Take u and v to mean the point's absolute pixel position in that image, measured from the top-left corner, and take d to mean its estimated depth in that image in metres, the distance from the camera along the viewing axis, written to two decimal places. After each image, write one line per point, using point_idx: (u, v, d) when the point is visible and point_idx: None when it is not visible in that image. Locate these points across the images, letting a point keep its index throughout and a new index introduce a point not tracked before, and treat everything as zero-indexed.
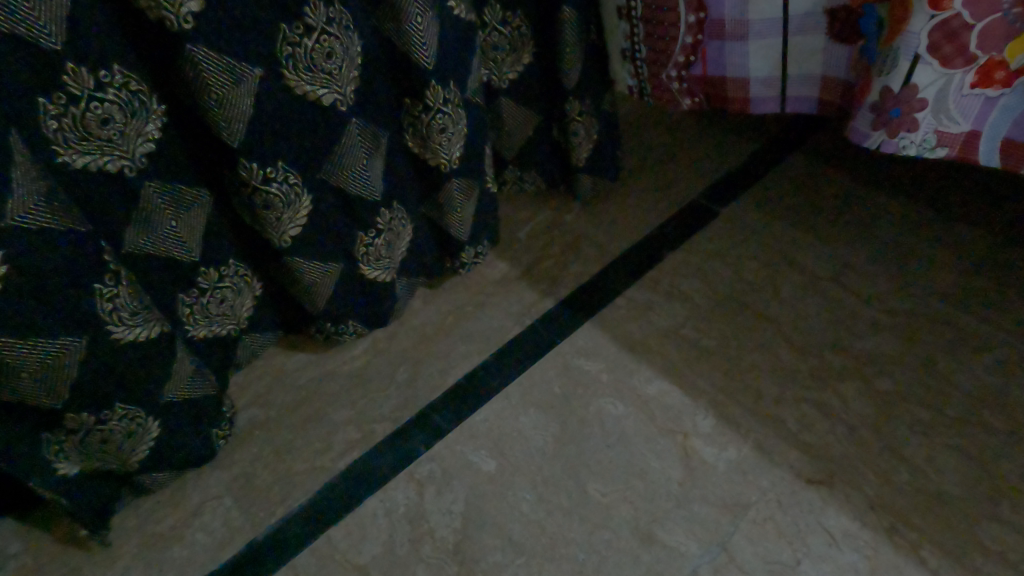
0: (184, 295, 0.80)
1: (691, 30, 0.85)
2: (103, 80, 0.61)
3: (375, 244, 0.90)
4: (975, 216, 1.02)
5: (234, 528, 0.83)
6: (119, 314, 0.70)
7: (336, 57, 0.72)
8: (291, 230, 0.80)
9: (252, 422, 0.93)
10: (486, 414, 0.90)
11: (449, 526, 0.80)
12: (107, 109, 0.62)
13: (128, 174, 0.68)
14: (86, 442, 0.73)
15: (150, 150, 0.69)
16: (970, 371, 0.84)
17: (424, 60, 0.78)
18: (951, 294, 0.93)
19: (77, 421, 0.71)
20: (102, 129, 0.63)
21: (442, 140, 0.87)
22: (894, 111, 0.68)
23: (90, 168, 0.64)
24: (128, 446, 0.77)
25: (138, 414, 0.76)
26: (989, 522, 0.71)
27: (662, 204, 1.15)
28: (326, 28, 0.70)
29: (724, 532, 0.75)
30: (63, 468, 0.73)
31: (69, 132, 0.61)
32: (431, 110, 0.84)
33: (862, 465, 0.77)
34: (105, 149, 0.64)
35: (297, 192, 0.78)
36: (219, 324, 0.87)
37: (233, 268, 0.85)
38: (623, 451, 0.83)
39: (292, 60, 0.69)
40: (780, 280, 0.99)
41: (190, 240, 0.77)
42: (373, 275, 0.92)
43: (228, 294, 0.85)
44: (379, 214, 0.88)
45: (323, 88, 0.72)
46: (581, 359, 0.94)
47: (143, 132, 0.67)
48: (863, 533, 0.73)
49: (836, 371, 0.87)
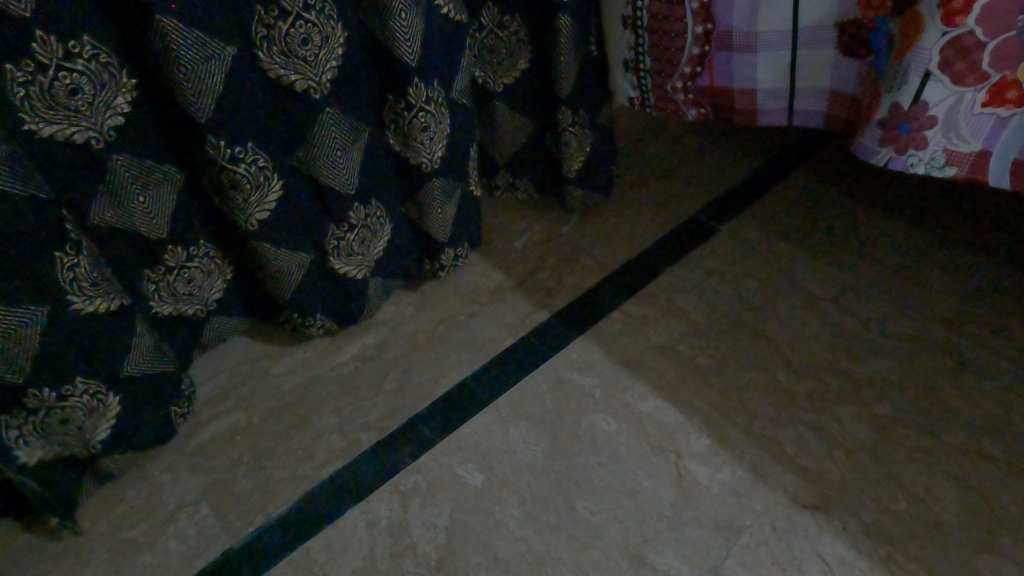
0: (150, 271, 0.81)
1: (697, 40, 0.84)
2: (72, 50, 0.60)
3: (347, 239, 0.89)
4: (978, 241, 1.01)
5: (208, 536, 0.80)
6: (79, 286, 0.69)
7: (312, 44, 0.71)
8: (256, 214, 0.79)
9: (233, 426, 0.91)
10: (474, 426, 0.87)
11: (431, 541, 0.77)
12: (75, 81, 0.61)
13: (94, 146, 0.67)
14: (46, 424, 0.71)
15: (120, 124, 0.68)
16: (971, 399, 0.82)
17: (406, 57, 0.77)
18: (949, 318, 0.91)
19: (36, 400, 0.70)
20: (70, 99, 0.62)
21: (423, 138, 0.86)
22: (902, 127, 0.67)
23: (58, 137, 0.63)
24: (90, 427, 0.75)
25: (98, 389, 0.75)
26: (989, 554, 0.69)
27: (660, 217, 1.13)
28: (301, 12, 0.68)
29: (716, 555, 0.72)
30: (23, 456, 0.71)
31: (36, 101, 0.60)
32: (412, 108, 0.83)
33: (859, 491, 0.75)
34: (73, 119, 0.63)
35: (264, 176, 0.77)
36: (187, 305, 0.87)
37: (203, 248, 0.85)
38: (615, 470, 0.80)
39: (267, 43, 0.68)
40: (778, 299, 0.97)
41: (157, 218, 0.77)
42: (344, 270, 0.91)
43: (194, 275, 0.85)
44: (352, 208, 0.87)
45: (295, 73, 0.71)
46: (574, 373, 0.91)
47: (113, 105, 0.66)
48: (860, 561, 0.70)
49: (835, 395, 0.84)
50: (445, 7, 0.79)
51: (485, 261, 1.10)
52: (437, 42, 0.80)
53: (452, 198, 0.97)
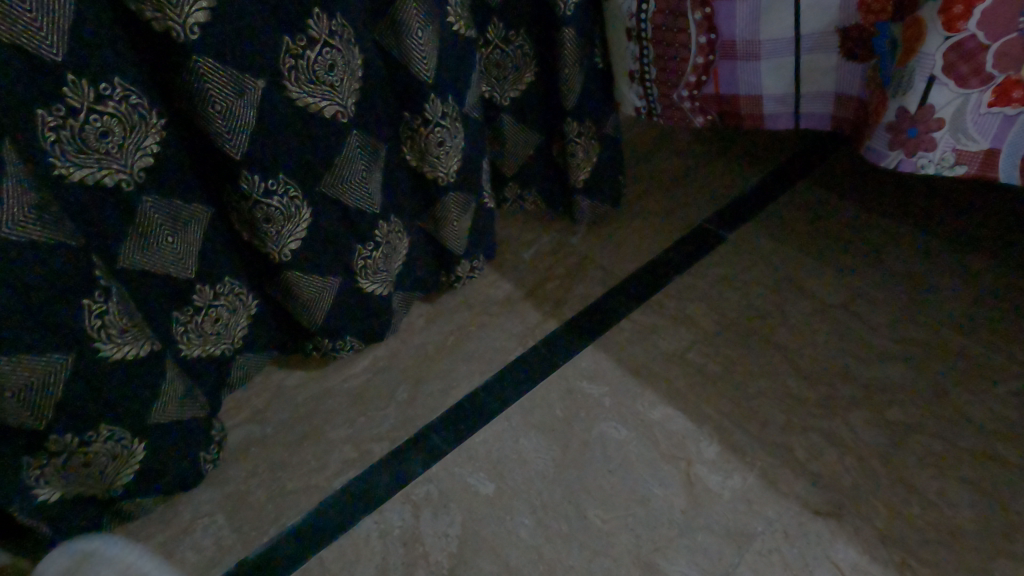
0: (179, 313, 0.81)
1: (702, 50, 0.85)
2: (102, 92, 0.61)
3: (373, 257, 0.90)
4: (993, 243, 1.00)
5: (224, 546, 0.81)
6: (107, 332, 0.68)
7: (337, 70, 0.73)
8: (290, 245, 0.81)
9: (248, 437, 0.92)
10: (485, 436, 0.88)
11: (444, 550, 0.77)
12: (106, 122, 0.62)
13: (125, 188, 0.67)
14: (69, 466, 0.71)
15: (150, 163, 0.69)
16: (984, 404, 0.81)
17: (421, 73, 0.80)
18: (961, 325, 0.90)
19: (57, 444, 0.69)
20: (100, 142, 0.63)
21: (437, 153, 0.88)
22: (911, 131, 0.67)
23: (88, 181, 0.64)
24: (112, 469, 0.75)
25: (122, 434, 0.73)
26: (1003, 558, 0.68)
27: (670, 226, 1.14)
28: (328, 40, 0.71)
29: (728, 563, 0.72)
30: (43, 494, 0.71)
31: (67, 145, 0.61)
32: (430, 124, 0.85)
33: (871, 498, 0.75)
34: (102, 162, 0.64)
35: (297, 207, 0.78)
36: (216, 345, 0.87)
37: (229, 286, 0.85)
38: (626, 478, 0.81)
39: (294, 72, 0.70)
40: (788, 306, 0.97)
41: (185, 259, 0.78)
42: (369, 288, 0.92)
43: (222, 313, 0.86)
44: (378, 225, 0.89)
45: (325, 99, 0.73)
46: (583, 382, 0.92)
47: (142, 147, 0.67)
48: (873, 567, 0.70)
49: (847, 402, 0.84)
50: (455, 23, 0.80)
51: (495, 272, 1.11)
52: (449, 58, 0.82)
53: (467, 211, 0.99)
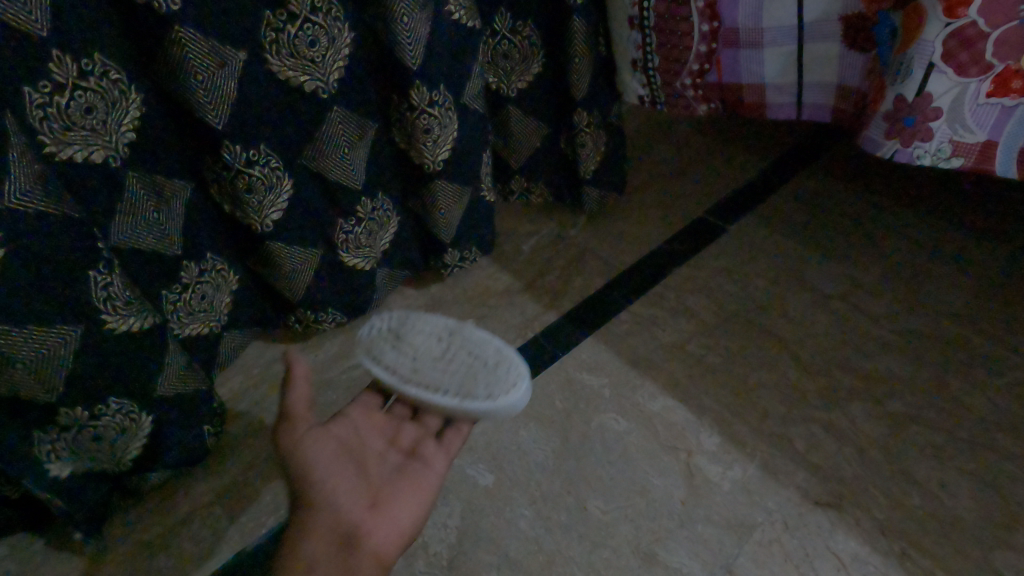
0: (168, 289, 0.80)
1: (704, 39, 0.85)
2: (85, 68, 0.59)
3: (355, 232, 0.91)
4: (992, 235, 1.00)
5: (221, 535, 0.81)
6: (112, 304, 0.66)
7: (320, 45, 0.72)
8: (272, 214, 0.80)
9: (245, 428, 0.92)
10: (484, 427, 0.88)
11: (443, 542, 0.77)
12: (90, 99, 0.61)
13: (111, 163, 0.66)
14: (80, 440, 0.69)
15: (131, 138, 0.68)
16: (982, 394, 0.81)
17: (409, 60, 0.78)
18: (961, 316, 0.90)
19: (69, 418, 0.67)
20: (85, 118, 0.61)
21: (427, 141, 0.87)
22: (908, 120, 0.67)
23: (77, 159, 0.62)
24: (121, 444, 0.73)
25: (131, 408, 0.72)
26: (1003, 549, 0.68)
27: (669, 218, 1.13)
28: (310, 16, 0.69)
29: (728, 553, 0.72)
30: (55, 469, 0.69)
31: (54, 122, 0.59)
32: (415, 110, 0.84)
33: (872, 489, 0.75)
34: (89, 139, 0.63)
35: (278, 177, 0.78)
36: (204, 322, 0.87)
37: (213, 262, 0.85)
38: (625, 469, 0.80)
39: (275, 46, 0.69)
40: (788, 298, 0.97)
41: (172, 232, 0.77)
42: (353, 263, 0.94)
43: (207, 292, 0.85)
44: (360, 203, 0.90)
45: (303, 74, 0.73)
46: (583, 373, 0.92)
47: (123, 122, 0.66)
48: (874, 557, 0.69)
49: (846, 393, 0.84)
50: (457, 13, 0.79)
51: (492, 263, 1.11)
52: (445, 48, 0.81)
53: (460, 200, 0.98)
